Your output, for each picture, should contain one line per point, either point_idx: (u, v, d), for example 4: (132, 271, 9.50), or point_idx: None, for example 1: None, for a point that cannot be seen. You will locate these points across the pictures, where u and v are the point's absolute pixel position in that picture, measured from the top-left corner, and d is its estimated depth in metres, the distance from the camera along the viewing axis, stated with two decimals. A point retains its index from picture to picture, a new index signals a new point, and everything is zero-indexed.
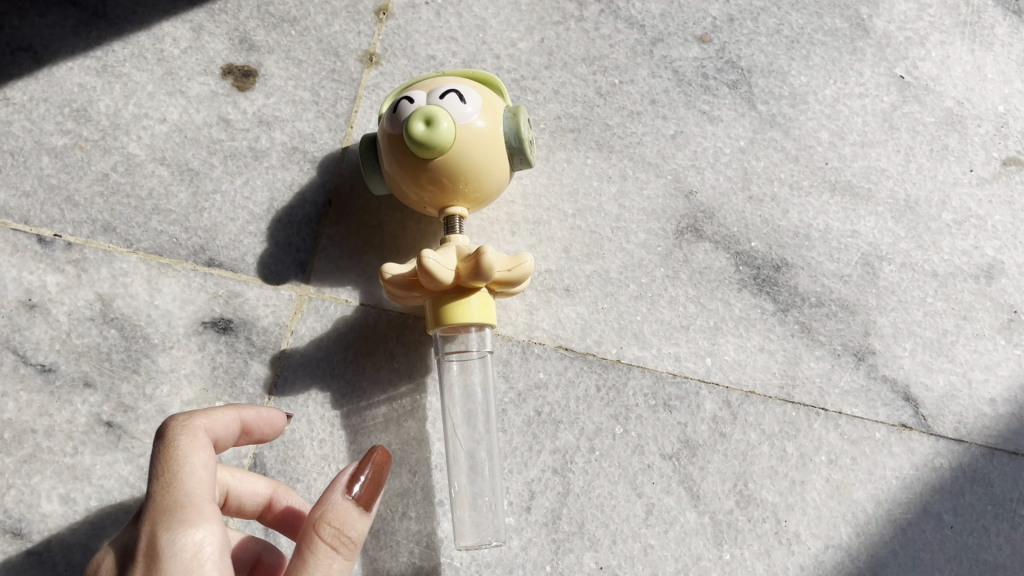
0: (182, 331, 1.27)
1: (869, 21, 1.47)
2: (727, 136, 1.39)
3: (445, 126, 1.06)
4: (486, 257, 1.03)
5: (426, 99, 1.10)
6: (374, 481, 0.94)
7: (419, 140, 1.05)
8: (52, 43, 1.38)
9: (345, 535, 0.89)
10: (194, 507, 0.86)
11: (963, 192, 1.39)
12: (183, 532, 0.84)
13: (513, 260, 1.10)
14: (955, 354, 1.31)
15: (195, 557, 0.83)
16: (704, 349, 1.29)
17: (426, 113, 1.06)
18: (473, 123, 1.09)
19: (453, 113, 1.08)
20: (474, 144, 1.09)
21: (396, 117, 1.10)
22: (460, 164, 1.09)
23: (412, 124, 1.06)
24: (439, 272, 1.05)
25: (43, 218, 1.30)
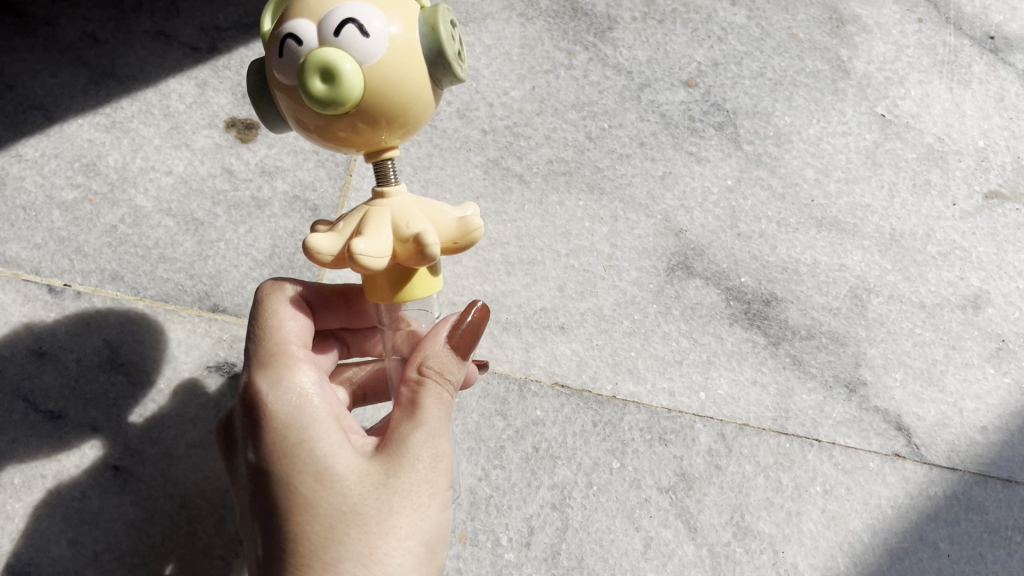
0: (187, 375, 1.31)
1: (849, 62, 1.53)
2: (714, 175, 1.43)
3: (350, 68, 0.75)
4: (426, 241, 0.80)
5: (313, 18, 0.77)
6: (475, 330, 0.93)
7: (332, 101, 0.76)
8: (63, 101, 1.45)
9: (443, 372, 0.90)
10: (287, 356, 0.90)
11: (948, 226, 1.43)
12: (277, 379, 0.88)
13: (455, 223, 0.85)
14: (945, 384, 1.33)
15: (298, 395, 0.87)
16: (697, 383, 1.31)
17: (321, 51, 0.75)
18: (375, 52, 0.76)
19: (356, 36, 0.76)
20: (395, 71, 0.78)
21: (289, 58, 0.77)
22: (389, 104, 0.79)
23: (314, 70, 0.75)
24: (370, 258, 0.79)
25: (54, 269, 1.35)
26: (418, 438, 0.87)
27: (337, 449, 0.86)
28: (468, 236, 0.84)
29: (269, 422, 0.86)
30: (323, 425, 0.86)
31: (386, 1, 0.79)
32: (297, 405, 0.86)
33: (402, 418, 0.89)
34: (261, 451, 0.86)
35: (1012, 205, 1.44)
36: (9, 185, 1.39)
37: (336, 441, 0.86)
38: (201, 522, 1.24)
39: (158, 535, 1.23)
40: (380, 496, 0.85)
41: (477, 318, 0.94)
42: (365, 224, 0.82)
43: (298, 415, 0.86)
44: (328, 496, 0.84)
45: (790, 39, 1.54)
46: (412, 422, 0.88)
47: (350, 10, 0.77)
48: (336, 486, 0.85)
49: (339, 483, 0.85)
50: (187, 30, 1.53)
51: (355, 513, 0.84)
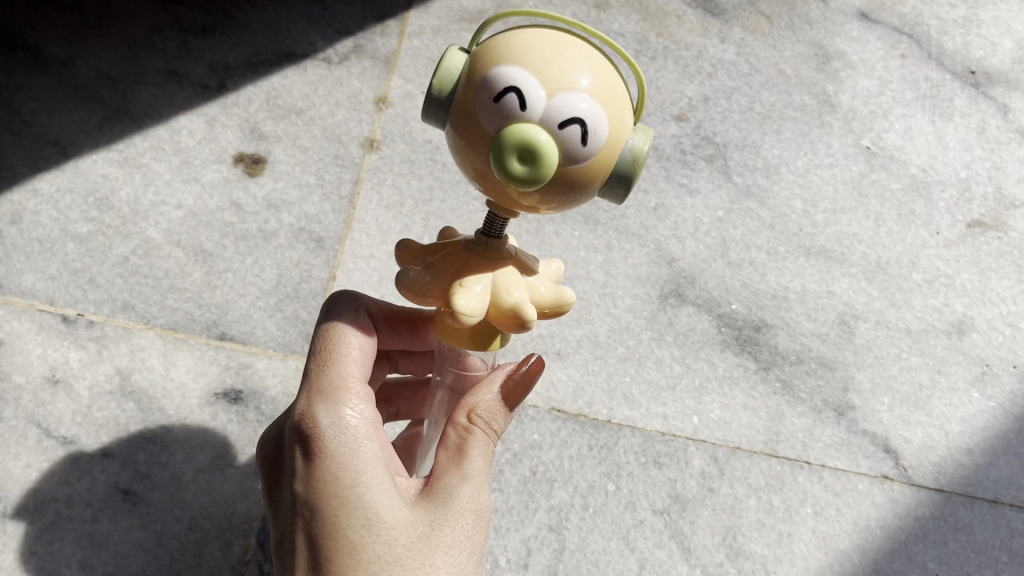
0: (195, 402, 1.34)
1: (835, 96, 1.61)
2: (705, 206, 1.49)
3: (547, 139, 0.73)
4: (526, 316, 0.81)
5: (548, 94, 0.73)
6: (527, 380, 0.91)
7: (502, 164, 0.74)
8: (78, 138, 1.51)
9: (490, 421, 0.88)
10: (347, 387, 0.86)
11: (932, 254, 1.47)
12: (335, 411, 0.84)
13: (552, 298, 0.86)
14: (931, 408, 1.36)
15: (354, 430, 0.83)
16: (690, 407, 1.34)
17: (524, 123, 0.73)
18: (602, 138, 0.75)
19: (576, 140, 0.74)
20: (608, 153, 0.77)
21: (501, 110, 0.74)
22: (590, 182, 0.77)
23: (505, 134, 0.73)
24: (471, 317, 0.80)
25: (68, 299, 1.39)
26: (464, 491, 0.84)
27: (386, 494, 0.81)
28: (561, 309, 0.87)
29: (325, 456, 0.82)
30: (374, 467, 0.82)
31: (605, 75, 0.76)
32: (351, 444, 0.82)
33: (449, 464, 0.86)
34: (310, 484, 0.82)
35: (994, 234, 1.49)
36: (25, 218, 1.44)
37: (385, 484, 0.82)
38: (209, 545, 1.23)
39: (166, 557, 1.22)
40: (423, 545, 0.81)
41: (530, 373, 0.91)
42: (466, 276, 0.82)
43: (352, 455, 0.82)
44: (373, 544, 0.79)
45: (778, 75, 1.63)
46: (459, 473, 0.85)
47: (534, 83, 0.73)
48: (380, 530, 0.80)
49: (384, 530, 0.80)
50: (198, 69, 1.60)
51: (397, 561, 0.80)
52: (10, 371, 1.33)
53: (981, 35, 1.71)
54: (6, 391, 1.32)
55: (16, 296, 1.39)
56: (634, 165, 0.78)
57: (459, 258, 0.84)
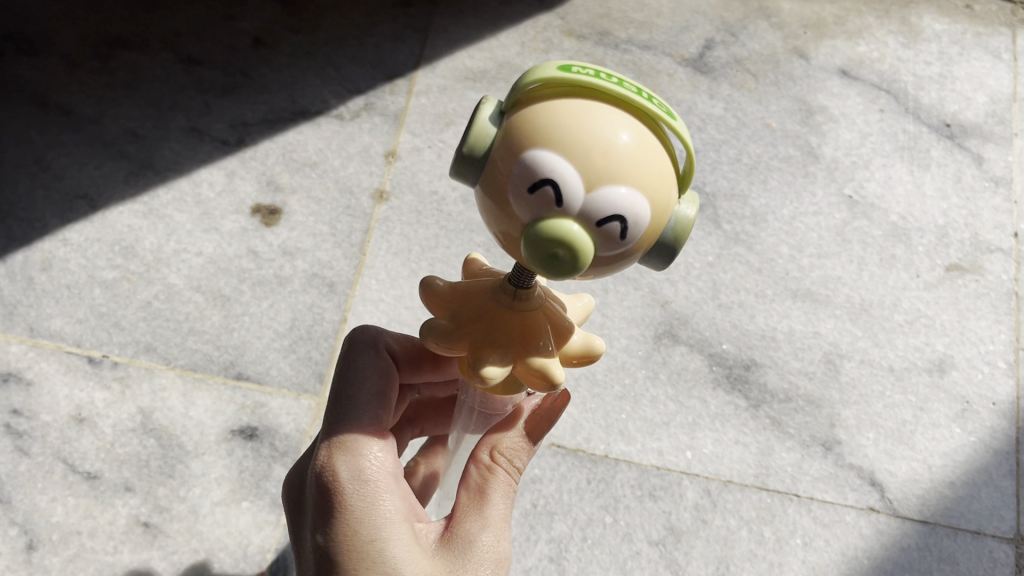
0: (213, 438, 1.40)
1: (818, 148, 1.71)
2: (697, 252, 1.58)
3: (581, 233, 0.70)
4: (554, 376, 0.79)
5: (588, 186, 0.69)
6: (546, 419, 0.96)
7: (534, 255, 0.71)
8: (105, 191, 1.61)
9: (510, 460, 0.92)
10: (365, 437, 0.87)
11: (913, 296, 1.55)
12: (356, 462, 0.85)
13: (581, 346, 0.84)
14: (914, 442, 1.42)
15: (375, 481, 0.85)
16: (684, 443, 1.40)
17: (567, 219, 0.69)
18: (644, 223, 0.71)
19: (617, 233, 0.70)
20: (652, 230, 0.73)
21: (539, 201, 0.70)
22: (610, 258, 0.74)
23: (541, 225, 0.70)
24: (496, 378, 0.79)
25: (93, 341, 1.47)
26: (486, 539, 0.86)
27: (407, 546, 0.83)
28: (589, 357, 0.84)
29: (348, 509, 0.83)
30: (395, 519, 0.84)
31: (649, 142, 0.71)
32: (372, 496, 0.84)
33: (472, 508, 0.89)
34: (331, 536, 0.83)
35: (971, 276, 1.57)
36: (56, 266, 1.53)
37: (406, 536, 0.83)
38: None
39: None
40: None
41: (557, 405, 0.97)
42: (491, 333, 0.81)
43: (371, 508, 0.83)
44: None
45: (764, 128, 1.73)
46: (480, 518, 0.88)
47: (572, 173, 0.68)
48: None
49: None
50: (218, 126, 1.71)
51: None
52: (39, 410, 1.41)
53: (956, 89, 1.80)
54: (34, 429, 1.40)
55: (45, 338, 1.47)
56: (677, 237, 0.76)
57: (486, 311, 0.82)
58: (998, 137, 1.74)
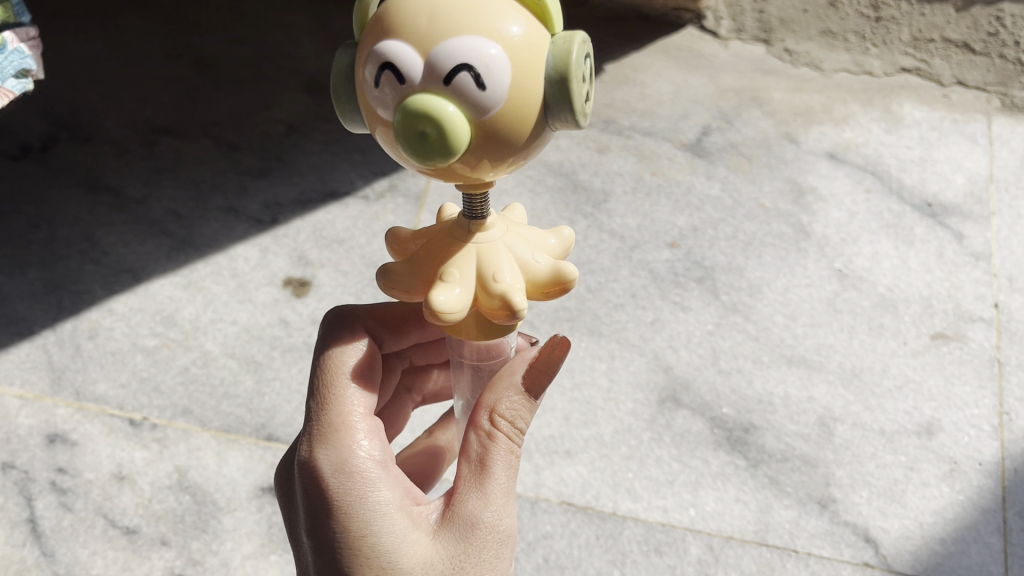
0: (245, 496, 1.48)
1: (809, 226, 1.84)
2: (697, 320, 1.69)
3: (451, 108, 0.70)
4: (514, 303, 0.81)
5: (425, 54, 0.70)
6: (547, 371, 0.96)
7: (409, 144, 0.71)
8: (149, 265, 1.75)
9: (511, 424, 0.93)
10: (347, 427, 0.91)
11: (901, 362, 1.65)
12: (339, 455, 0.89)
13: (551, 272, 0.85)
14: (906, 500, 1.49)
15: (362, 472, 0.89)
16: (688, 500, 1.48)
17: (422, 91, 0.70)
18: (506, 84, 0.71)
19: (472, 86, 0.70)
20: (519, 103, 0.72)
21: (385, 89, 0.72)
22: (512, 134, 0.73)
23: (404, 105, 0.70)
24: (451, 313, 0.79)
25: (135, 404, 1.58)
26: (490, 517, 0.89)
27: (401, 535, 0.87)
28: (562, 284, 0.85)
29: (338, 502, 0.88)
30: (387, 509, 0.88)
31: (534, 30, 0.73)
32: (360, 488, 0.88)
33: (474, 483, 0.91)
34: (324, 530, 0.88)
35: (955, 343, 1.68)
36: (102, 334, 1.66)
37: (399, 524, 0.88)
38: None
39: None
40: None
41: (557, 354, 0.97)
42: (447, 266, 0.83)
43: (359, 498, 0.88)
44: None
45: (758, 208, 1.86)
46: (480, 495, 0.90)
47: (410, 54, 0.70)
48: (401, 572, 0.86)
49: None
50: (253, 206, 1.85)
51: None
52: (83, 469, 1.50)
53: (936, 171, 1.94)
54: (78, 486, 1.49)
55: (90, 401, 1.58)
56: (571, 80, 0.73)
57: (440, 246, 0.86)
58: (977, 215, 1.86)
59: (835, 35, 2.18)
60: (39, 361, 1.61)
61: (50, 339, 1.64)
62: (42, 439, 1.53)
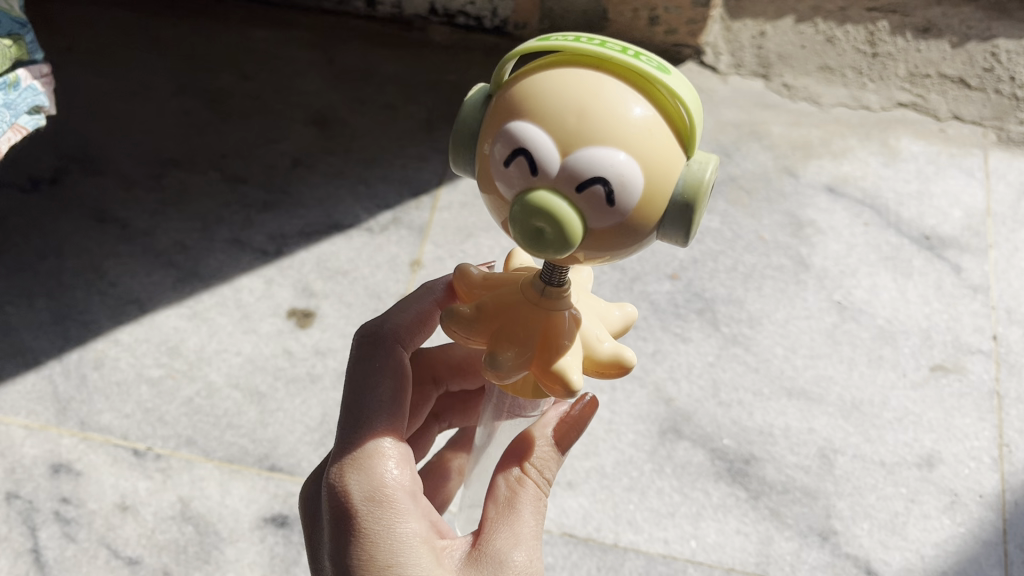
0: (247, 526, 1.49)
1: (808, 258, 1.85)
2: (697, 352, 1.70)
3: (565, 205, 0.78)
4: (569, 382, 0.90)
5: (564, 152, 0.78)
6: (576, 425, 1.05)
7: (520, 227, 0.81)
8: (155, 296, 1.77)
9: (539, 471, 1.02)
10: (378, 455, 0.97)
11: (900, 393, 1.66)
12: (373, 483, 0.96)
13: (608, 353, 0.94)
14: (907, 533, 1.50)
15: (393, 503, 0.95)
16: (688, 532, 1.49)
17: (550, 188, 0.78)
18: (635, 194, 0.79)
19: (601, 198, 0.78)
20: (644, 215, 0.81)
21: (516, 170, 0.80)
22: (619, 238, 0.82)
23: (528, 196, 0.79)
24: (507, 378, 0.91)
25: (139, 434, 1.59)
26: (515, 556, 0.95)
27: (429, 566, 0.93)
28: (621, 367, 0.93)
29: (366, 528, 0.93)
30: (413, 539, 0.94)
31: (665, 132, 0.80)
32: (389, 517, 0.94)
33: (505, 523, 0.98)
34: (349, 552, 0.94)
35: (954, 375, 1.69)
36: (107, 364, 1.67)
37: (426, 555, 0.93)
38: None
39: None
40: None
41: (585, 413, 1.05)
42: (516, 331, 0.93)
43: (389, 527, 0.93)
44: None
45: (758, 240, 1.88)
46: (509, 534, 0.97)
47: (551, 149, 0.78)
48: None
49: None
50: (259, 237, 1.87)
51: None
52: (86, 498, 1.51)
53: (934, 205, 1.96)
54: (82, 516, 1.50)
55: (94, 431, 1.59)
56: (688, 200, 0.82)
57: (515, 308, 0.94)
58: (975, 248, 1.88)
59: (833, 70, 2.19)
60: (44, 391, 1.63)
61: (56, 369, 1.66)
62: (47, 469, 1.54)
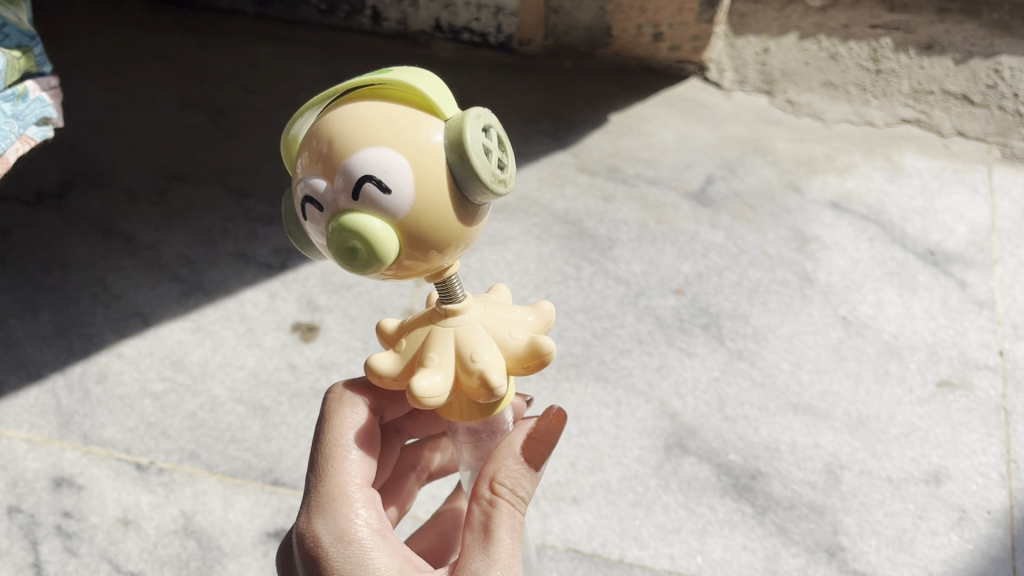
0: (249, 541, 1.46)
1: (813, 273, 1.85)
2: (703, 367, 1.70)
3: (372, 220, 0.77)
4: (491, 380, 0.87)
5: (333, 175, 0.78)
6: (548, 437, 1.02)
7: (342, 250, 0.79)
8: (159, 310, 1.77)
9: (513, 489, 0.98)
10: (344, 498, 0.96)
11: (907, 409, 1.65)
12: (335, 525, 0.94)
13: (527, 348, 0.91)
14: (915, 549, 1.48)
15: (360, 545, 0.93)
16: (695, 548, 1.47)
17: (349, 210, 0.78)
18: (405, 177, 0.77)
19: (378, 191, 0.76)
20: (430, 191, 0.78)
21: (314, 216, 0.81)
22: (436, 227, 0.80)
23: (332, 225, 0.78)
24: (432, 397, 0.85)
25: (142, 449, 1.58)
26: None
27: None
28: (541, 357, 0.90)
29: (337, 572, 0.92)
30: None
31: (431, 124, 0.79)
32: (358, 558, 0.92)
33: (483, 546, 0.95)
34: None
35: (961, 392, 1.68)
36: (111, 378, 1.67)
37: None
38: None
39: None
40: None
41: (554, 425, 1.02)
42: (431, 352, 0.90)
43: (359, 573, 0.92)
44: None
45: (763, 255, 1.88)
46: (486, 557, 0.93)
47: (320, 181, 0.78)
48: None
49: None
50: (263, 251, 1.87)
51: None
52: (88, 513, 1.50)
53: (938, 221, 1.96)
54: (84, 530, 1.48)
55: (97, 445, 1.58)
56: (470, 152, 0.78)
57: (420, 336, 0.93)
58: (980, 263, 1.88)
59: (836, 86, 2.20)
60: (47, 405, 1.62)
61: (58, 383, 1.65)
62: (49, 482, 1.53)
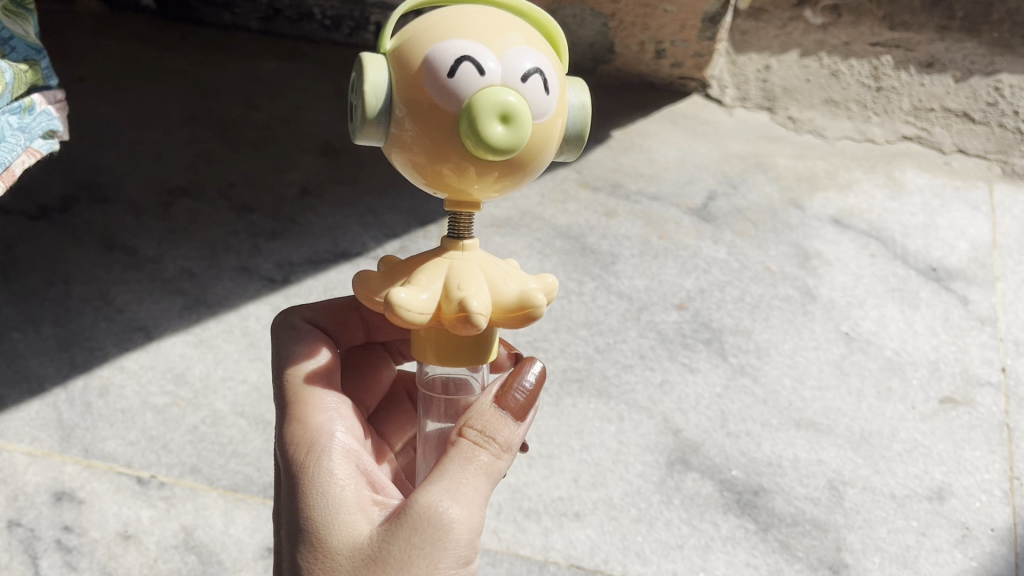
0: (250, 556, 1.46)
1: (815, 289, 1.86)
2: (705, 383, 1.69)
3: (520, 113, 0.80)
4: (468, 308, 0.83)
5: (495, 58, 0.81)
6: (531, 399, 0.94)
7: (474, 126, 0.79)
8: (161, 323, 1.76)
9: (487, 435, 0.90)
10: (308, 402, 0.95)
11: (910, 426, 1.65)
12: (296, 425, 0.93)
13: (516, 299, 0.86)
14: (920, 567, 1.47)
15: (314, 444, 0.91)
16: (698, 565, 1.46)
17: (488, 87, 0.80)
18: (552, 106, 0.84)
19: (538, 91, 0.82)
20: (558, 125, 0.86)
21: (457, 79, 0.80)
22: (530, 163, 0.85)
23: (473, 97, 0.79)
24: (409, 312, 0.82)
25: (143, 462, 1.58)
26: (423, 508, 0.85)
27: (341, 508, 0.87)
28: (531, 313, 0.85)
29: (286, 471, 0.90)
30: (332, 478, 0.89)
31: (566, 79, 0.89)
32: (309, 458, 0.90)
33: (436, 476, 0.88)
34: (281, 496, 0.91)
35: (964, 408, 1.68)
36: (112, 391, 1.66)
37: (341, 497, 0.88)
38: None
39: None
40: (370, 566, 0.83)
41: (534, 387, 0.95)
42: (418, 274, 0.87)
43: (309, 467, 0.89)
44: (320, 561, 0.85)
45: (765, 270, 1.88)
46: (440, 487, 0.86)
47: (492, 56, 0.81)
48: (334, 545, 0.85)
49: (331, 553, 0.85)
50: (267, 265, 1.87)
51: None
52: (89, 527, 1.49)
53: (940, 237, 1.96)
54: (83, 544, 1.47)
55: (98, 459, 1.58)
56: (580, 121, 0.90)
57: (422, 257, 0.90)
58: (981, 280, 1.88)
59: (838, 103, 2.20)
60: (48, 418, 1.62)
61: (60, 396, 1.65)
62: (48, 496, 1.52)
